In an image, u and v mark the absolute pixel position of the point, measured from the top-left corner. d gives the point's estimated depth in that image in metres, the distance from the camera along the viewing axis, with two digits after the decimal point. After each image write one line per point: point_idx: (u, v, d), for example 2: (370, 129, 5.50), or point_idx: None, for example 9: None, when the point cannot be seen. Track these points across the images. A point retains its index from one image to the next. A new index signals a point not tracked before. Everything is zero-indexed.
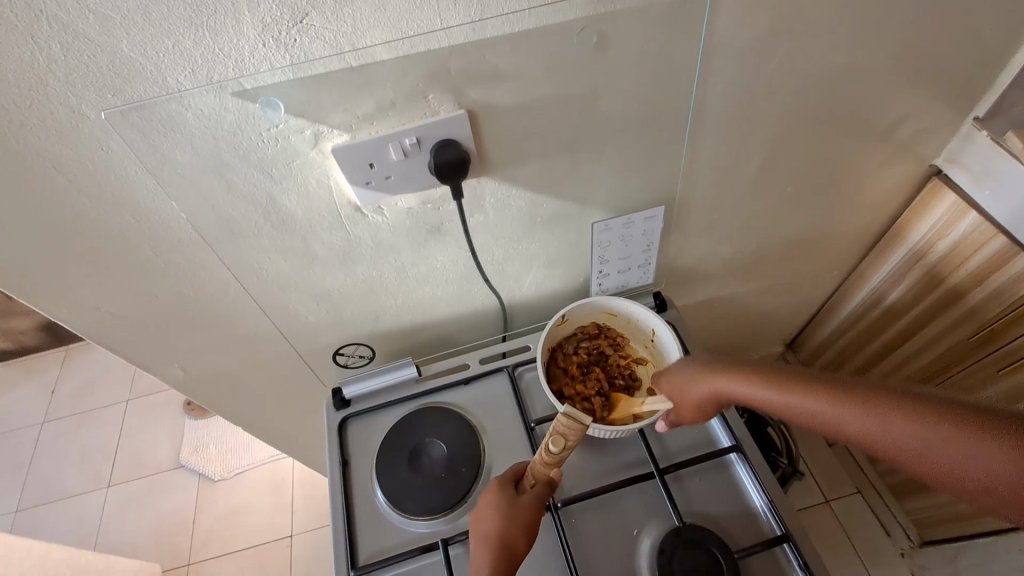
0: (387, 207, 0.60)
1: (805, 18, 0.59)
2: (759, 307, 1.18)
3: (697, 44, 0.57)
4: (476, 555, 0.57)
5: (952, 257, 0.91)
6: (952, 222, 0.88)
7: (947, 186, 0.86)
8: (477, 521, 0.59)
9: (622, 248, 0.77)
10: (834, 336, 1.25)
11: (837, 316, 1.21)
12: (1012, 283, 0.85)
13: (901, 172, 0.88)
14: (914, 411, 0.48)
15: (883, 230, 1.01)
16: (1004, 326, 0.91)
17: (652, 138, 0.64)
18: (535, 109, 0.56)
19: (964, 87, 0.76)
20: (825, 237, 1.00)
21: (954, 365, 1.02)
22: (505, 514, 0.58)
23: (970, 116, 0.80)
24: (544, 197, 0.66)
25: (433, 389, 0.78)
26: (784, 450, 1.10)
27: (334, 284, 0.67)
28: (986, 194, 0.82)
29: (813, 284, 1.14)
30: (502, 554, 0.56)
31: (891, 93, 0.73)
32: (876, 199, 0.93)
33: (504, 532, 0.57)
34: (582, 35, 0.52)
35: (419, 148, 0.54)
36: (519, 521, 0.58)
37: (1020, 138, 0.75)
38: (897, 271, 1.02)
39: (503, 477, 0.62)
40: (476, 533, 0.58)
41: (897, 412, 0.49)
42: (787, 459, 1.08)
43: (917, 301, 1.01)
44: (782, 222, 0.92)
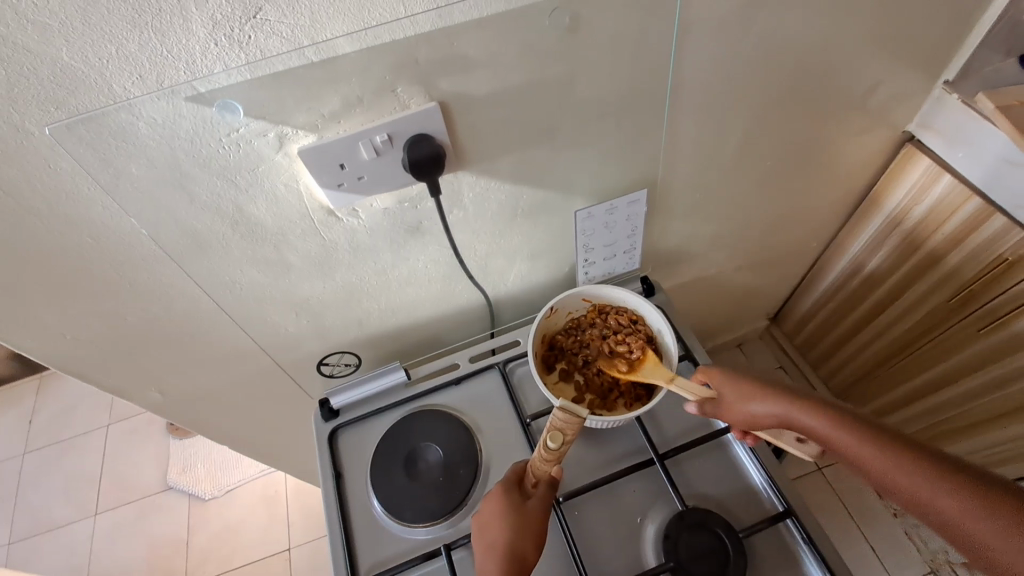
0: (363, 209, 0.57)
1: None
2: (744, 284, 1.18)
3: (672, 22, 0.55)
4: (485, 563, 0.56)
5: (929, 221, 0.92)
6: (927, 186, 0.89)
7: (921, 150, 0.87)
8: (481, 530, 0.58)
9: (607, 235, 0.75)
10: (818, 305, 1.27)
11: (820, 286, 1.22)
12: (988, 243, 0.85)
13: (878, 140, 0.89)
14: (993, 501, 0.46)
15: (861, 198, 1.02)
16: (983, 287, 0.90)
17: (631, 120, 0.63)
18: (509, 97, 0.54)
19: (935, 51, 0.76)
20: (805, 210, 1.00)
21: (935, 328, 1.01)
22: (510, 520, 0.57)
23: (941, 80, 0.81)
24: (524, 188, 0.65)
25: (424, 392, 0.75)
26: None
27: (313, 293, 0.65)
28: (960, 156, 0.82)
29: (796, 257, 1.15)
30: (514, 562, 0.55)
31: (863, 61, 0.73)
32: (853, 168, 0.94)
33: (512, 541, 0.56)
34: (555, 16, 0.49)
35: (391, 145, 0.51)
36: (524, 529, 0.57)
37: (990, 99, 0.75)
38: (876, 238, 1.03)
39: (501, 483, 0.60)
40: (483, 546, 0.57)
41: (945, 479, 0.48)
42: None
43: (897, 266, 1.02)
44: (763, 197, 0.91)
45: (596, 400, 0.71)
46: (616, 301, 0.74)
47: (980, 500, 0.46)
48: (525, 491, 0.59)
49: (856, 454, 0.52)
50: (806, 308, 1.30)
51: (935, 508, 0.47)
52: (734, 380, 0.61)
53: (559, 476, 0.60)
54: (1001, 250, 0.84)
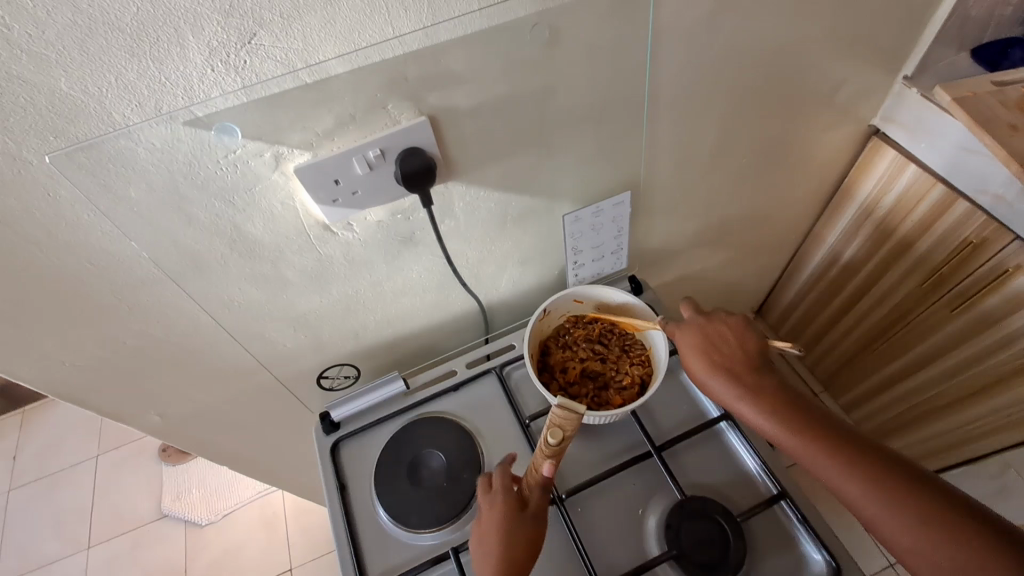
0: (357, 223, 0.59)
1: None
2: (729, 278, 1.22)
3: (646, 30, 0.58)
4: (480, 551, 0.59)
5: (899, 208, 0.96)
6: (894, 176, 0.94)
7: (886, 143, 0.92)
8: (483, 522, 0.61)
9: (594, 236, 0.78)
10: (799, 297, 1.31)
11: (801, 277, 1.27)
12: (955, 227, 0.89)
13: (845, 134, 0.93)
14: (889, 482, 0.51)
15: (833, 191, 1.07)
16: (952, 270, 0.94)
17: (612, 125, 0.66)
18: (495, 109, 0.56)
19: (893, 47, 0.80)
20: (782, 205, 1.04)
21: (911, 312, 1.05)
22: (505, 558, 0.57)
23: (900, 76, 0.86)
24: (512, 195, 0.67)
25: (423, 400, 0.77)
26: None
27: (309, 307, 0.66)
28: (922, 146, 0.87)
29: (775, 250, 1.19)
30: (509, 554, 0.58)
31: (827, 61, 0.77)
32: (824, 162, 0.98)
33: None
34: (536, 31, 0.52)
35: (383, 160, 0.53)
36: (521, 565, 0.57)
37: (947, 93, 0.78)
38: (850, 228, 1.08)
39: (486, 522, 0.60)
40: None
41: (835, 457, 0.54)
42: None
43: (871, 254, 1.07)
44: (740, 194, 0.95)
45: (594, 397, 0.72)
46: (608, 299, 0.76)
47: (874, 480, 0.52)
48: (512, 520, 0.59)
49: (791, 436, 0.57)
50: (788, 300, 1.35)
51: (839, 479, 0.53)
52: (697, 345, 0.67)
53: (542, 499, 0.60)
54: (966, 234, 0.88)
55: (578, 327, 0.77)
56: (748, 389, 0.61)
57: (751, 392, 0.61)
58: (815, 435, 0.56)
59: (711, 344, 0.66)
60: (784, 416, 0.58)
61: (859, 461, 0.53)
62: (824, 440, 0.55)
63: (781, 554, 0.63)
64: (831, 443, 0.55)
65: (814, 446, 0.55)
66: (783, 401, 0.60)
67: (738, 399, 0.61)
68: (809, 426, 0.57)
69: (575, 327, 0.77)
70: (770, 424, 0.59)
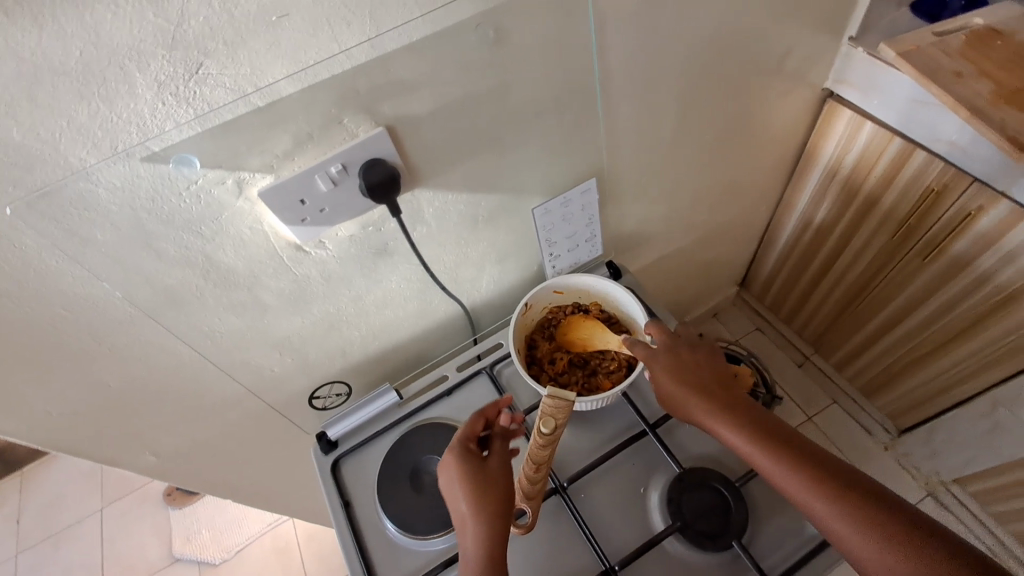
0: (329, 239, 0.59)
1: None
2: (708, 254, 1.24)
3: (589, 19, 0.59)
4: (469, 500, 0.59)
5: (861, 166, 0.99)
6: (852, 135, 0.96)
7: (841, 103, 0.95)
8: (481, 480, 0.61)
9: (566, 227, 0.79)
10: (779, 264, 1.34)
11: (778, 244, 1.30)
12: (915, 178, 0.91)
13: (799, 100, 0.95)
14: (868, 516, 0.51)
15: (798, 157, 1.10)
16: (918, 220, 0.96)
17: (569, 115, 0.67)
18: (450, 113, 0.57)
19: (832, 10, 0.83)
20: (748, 176, 1.06)
21: (885, 265, 1.07)
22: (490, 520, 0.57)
23: (845, 36, 0.89)
24: (480, 195, 0.68)
25: (418, 408, 0.77)
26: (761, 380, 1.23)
27: (292, 328, 0.66)
28: (875, 103, 0.90)
29: (749, 221, 1.22)
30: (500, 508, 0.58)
31: (771, 30, 0.79)
32: (784, 130, 1.00)
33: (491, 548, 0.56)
34: (480, 31, 0.53)
35: (346, 174, 0.54)
36: (498, 526, 0.57)
37: (890, 48, 0.82)
38: (818, 191, 1.11)
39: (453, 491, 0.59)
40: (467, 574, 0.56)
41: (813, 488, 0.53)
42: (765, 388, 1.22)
43: (840, 214, 1.09)
44: (706, 171, 0.97)
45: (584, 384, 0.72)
46: (587, 287, 0.77)
47: (851, 512, 0.51)
48: (483, 478, 0.60)
49: (770, 464, 0.56)
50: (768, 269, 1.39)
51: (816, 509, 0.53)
52: (675, 365, 0.66)
53: (506, 463, 0.63)
54: (927, 182, 0.90)
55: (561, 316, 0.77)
56: (729, 415, 0.60)
57: (731, 416, 0.60)
58: (799, 467, 0.55)
59: (691, 368, 0.66)
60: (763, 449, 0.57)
61: (848, 497, 0.52)
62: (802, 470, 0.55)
63: (782, 515, 0.64)
64: (808, 472, 0.54)
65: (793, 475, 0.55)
66: (764, 427, 0.59)
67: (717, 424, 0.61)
68: (791, 454, 0.56)
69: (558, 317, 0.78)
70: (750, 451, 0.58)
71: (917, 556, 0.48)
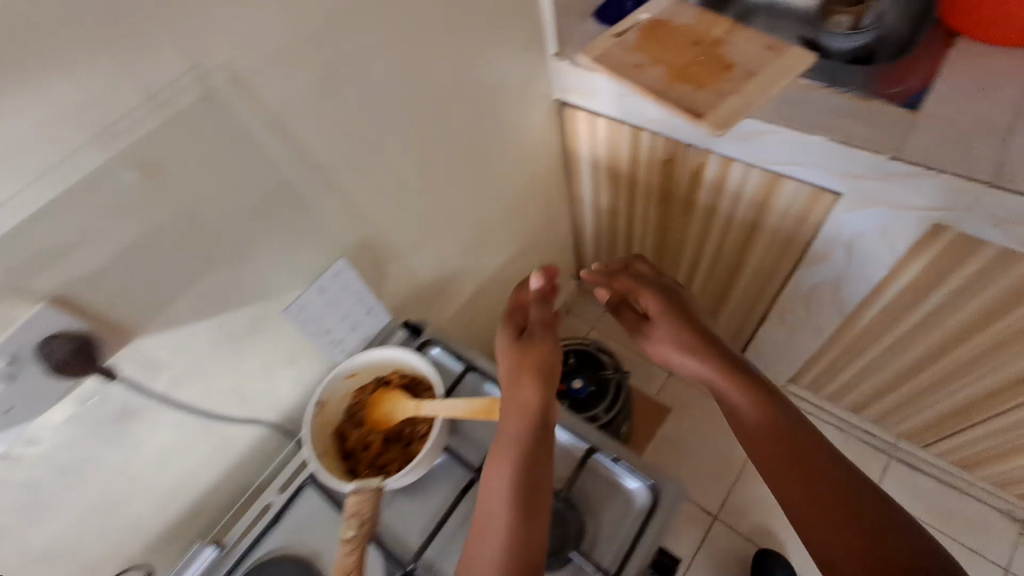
0: (41, 432, 0.54)
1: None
2: (521, 265, 1.34)
3: (258, 122, 0.60)
4: (501, 509, 0.57)
5: (613, 151, 1.18)
6: (594, 129, 1.17)
7: (573, 108, 1.15)
8: (490, 494, 0.58)
9: (335, 311, 0.77)
10: (596, 245, 1.55)
11: (588, 228, 1.50)
12: (650, 150, 1.10)
13: (526, 116, 1.09)
14: (811, 467, 0.61)
15: (563, 155, 1.30)
16: (667, 184, 1.15)
17: (287, 210, 0.67)
18: (135, 257, 0.54)
19: (511, 40, 0.94)
20: (518, 189, 1.19)
21: (663, 225, 1.27)
22: (536, 528, 0.56)
23: (551, 55, 1.06)
24: (221, 316, 0.65)
25: (245, 551, 0.71)
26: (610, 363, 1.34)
27: (46, 535, 0.59)
28: (595, 102, 1.09)
29: (543, 223, 1.36)
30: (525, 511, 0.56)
31: (466, 71, 0.86)
32: (536, 141, 1.17)
33: (505, 499, 0.57)
34: (125, 173, 0.51)
35: (19, 364, 0.50)
36: (523, 409, 0.61)
37: (585, 57, 1.00)
38: (594, 179, 1.32)
39: (506, 367, 0.65)
40: (481, 530, 0.57)
41: (778, 431, 0.64)
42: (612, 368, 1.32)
43: (614, 194, 1.30)
44: (472, 202, 1.05)
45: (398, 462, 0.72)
46: (378, 361, 0.76)
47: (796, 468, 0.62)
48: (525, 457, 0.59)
49: (749, 406, 0.65)
50: (589, 250, 1.59)
51: (776, 460, 0.63)
52: (665, 303, 0.75)
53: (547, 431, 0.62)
54: (660, 153, 1.09)
55: (364, 399, 0.75)
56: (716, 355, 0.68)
57: (708, 354, 0.68)
58: (767, 408, 0.65)
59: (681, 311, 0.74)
60: (740, 386, 0.66)
61: (799, 440, 0.63)
62: (763, 421, 0.65)
63: (613, 504, 0.68)
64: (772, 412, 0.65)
65: (764, 410, 0.65)
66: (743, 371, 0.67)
67: (704, 367, 0.68)
68: (759, 400, 0.65)
69: (361, 400, 0.76)
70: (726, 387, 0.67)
71: (843, 496, 0.59)
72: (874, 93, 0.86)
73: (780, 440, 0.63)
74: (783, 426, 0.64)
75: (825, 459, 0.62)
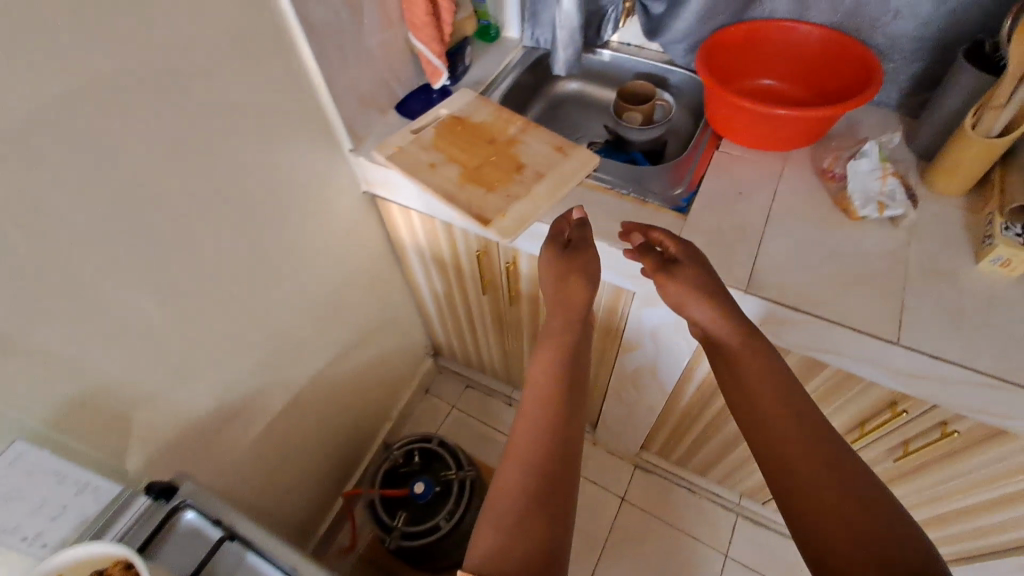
0: None
1: (18, 205, 0.55)
2: (350, 361, 1.25)
3: None
4: (506, 503, 0.60)
5: (433, 241, 1.13)
6: (410, 220, 1.11)
7: (383, 200, 1.09)
8: (503, 495, 0.61)
9: (25, 501, 0.62)
10: (442, 323, 1.49)
11: (429, 309, 1.44)
12: (468, 241, 1.05)
13: (325, 215, 1.01)
14: (823, 431, 0.61)
15: (388, 244, 1.23)
16: (487, 273, 1.12)
17: None
18: None
19: (289, 146, 0.87)
20: (331, 286, 1.10)
21: (496, 309, 1.23)
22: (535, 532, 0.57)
23: (347, 150, 0.99)
24: None
25: None
26: (452, 458, 1.25)
27: None
28: (399, 196, 1.03)
29: (374, 312, 1.28)
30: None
31: (220, 187, 0.78)
32: (345, 236, 1.09)
33: (488, 558, 0.55)
34: None
35: None
36: (572, 308, 0.74)
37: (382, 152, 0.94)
38: (423, 266, 1.26)
39: (554, 270, 0.77)
40: (510, 456, 0.64)
41: (772, 405, 0.63)
42: (455, 466, 1.23)
43: (445, 279, 1.25)
44: (267, 313, 0.95)
45: None
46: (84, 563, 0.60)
47: (797, 439, 0.60)
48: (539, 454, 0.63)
49: (752, 366, 0.66)
50: (438, 328, 1.52)
51: (780, 429, 0.61)
52: (687, 252, 0.74)
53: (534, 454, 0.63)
54: (474, 245, 1.05)
55: None
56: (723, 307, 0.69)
57: (720, 309, 0.69)
58: (771, 371, 0.66)
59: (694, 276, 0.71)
60: (742, 345, 0.67)
61: (799, 414, 0.62)
62: (768, 384, 0.65)
63: None
64: (772, 385, 0.64)
65: (763, 382, 0.65)
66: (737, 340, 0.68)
67: (709, 316, 0.69)
68: (753, 369, 0.66)
69: None
70: (733, 347, 0.68)
71: (847, 466, 0.58)
72: (649, 196, 0.89)
73: (778, 412, 0.62)
74: (781, 399, 0.63)
75: (814, 453, 0.59)
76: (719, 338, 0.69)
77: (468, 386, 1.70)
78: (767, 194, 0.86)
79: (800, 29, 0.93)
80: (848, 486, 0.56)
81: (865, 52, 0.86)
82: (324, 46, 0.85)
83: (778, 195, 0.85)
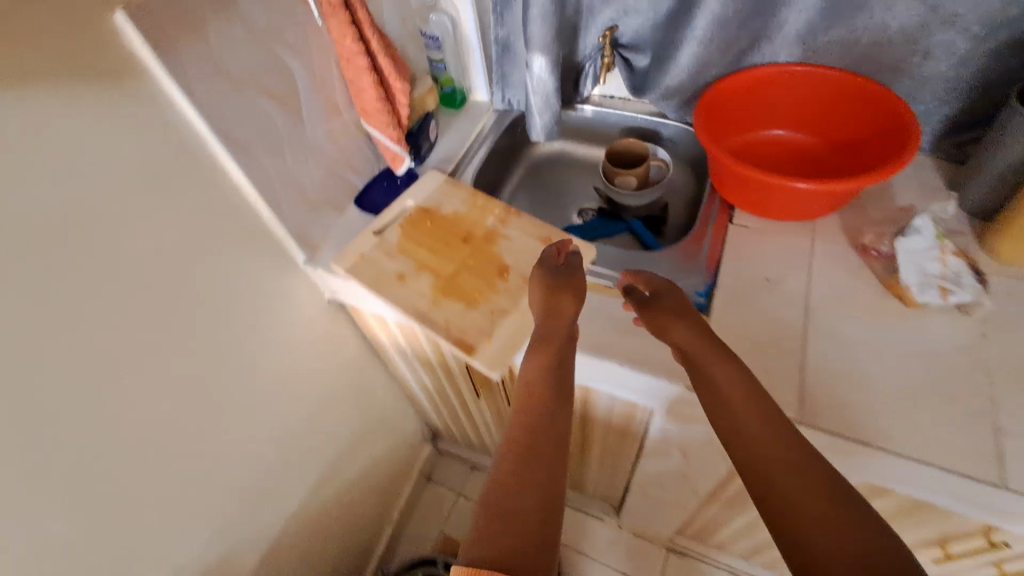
0: None
1: None
2: (336, 482, 1.09)
3: None
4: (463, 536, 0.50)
5: (414, 345, 0.98)
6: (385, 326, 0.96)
7: (352, 308, 0.94)
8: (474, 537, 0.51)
9: None
10: (438, 411, 1.33)
11: (422, 399, 1.28)
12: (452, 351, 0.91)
13: (288, 340, 0.86)
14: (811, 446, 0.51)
15: (366, 346, 1.08)
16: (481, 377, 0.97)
17: None
18: None
19: (235, 280, 0.72)
20: (306, 412, 0.94)
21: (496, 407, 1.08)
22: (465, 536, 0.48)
23: (302, 261, 0.84)
24: None
25: None
26: None
27: None
28: (369, 308, 0.88)
29: (359, 420, 1.12)
30: None
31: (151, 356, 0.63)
32: (315, 353, 0.93)
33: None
34: None
35: None
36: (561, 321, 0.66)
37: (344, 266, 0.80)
38: (408, 365, 1.10)
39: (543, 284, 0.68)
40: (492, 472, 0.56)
41: (757, 413, 0.53)
42: None
43: (434, 378, 1.10)
44: (227, 472, 0.79)
45: None
46: None
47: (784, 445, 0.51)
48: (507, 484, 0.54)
49: (732, 375, 0.57)
50: (434, 415, 1.37)
51: (769, 439, 0.52)
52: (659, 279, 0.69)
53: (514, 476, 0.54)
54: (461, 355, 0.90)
55: None
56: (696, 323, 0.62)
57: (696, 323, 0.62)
58: (757, 384, 0.56)
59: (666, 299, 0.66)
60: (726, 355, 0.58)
61: (782, 424, 0.53)
62: (759, 398, 0.55)
63: None
64: (762, 397, 0.55)
65: (753, 398, 0.55)
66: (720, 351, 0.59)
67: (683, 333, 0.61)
68: (742, 381, 0.56)
69: None
70: (713, 357, 0.59)
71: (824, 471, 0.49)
72: None
73: (769, 426, 0.53)
74: (769, 414, 0.53)
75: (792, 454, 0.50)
76: (694, 354, 0.60)
77: (473, 467, 1.53)
78: (800, 280, 0.73)
79: (808, 75, 0.80)
80: (868, 538, 0.44)
81: (893, 97, 0.74)
82: (255, 157, 0.71)
83: (814, 281, 0.72)
